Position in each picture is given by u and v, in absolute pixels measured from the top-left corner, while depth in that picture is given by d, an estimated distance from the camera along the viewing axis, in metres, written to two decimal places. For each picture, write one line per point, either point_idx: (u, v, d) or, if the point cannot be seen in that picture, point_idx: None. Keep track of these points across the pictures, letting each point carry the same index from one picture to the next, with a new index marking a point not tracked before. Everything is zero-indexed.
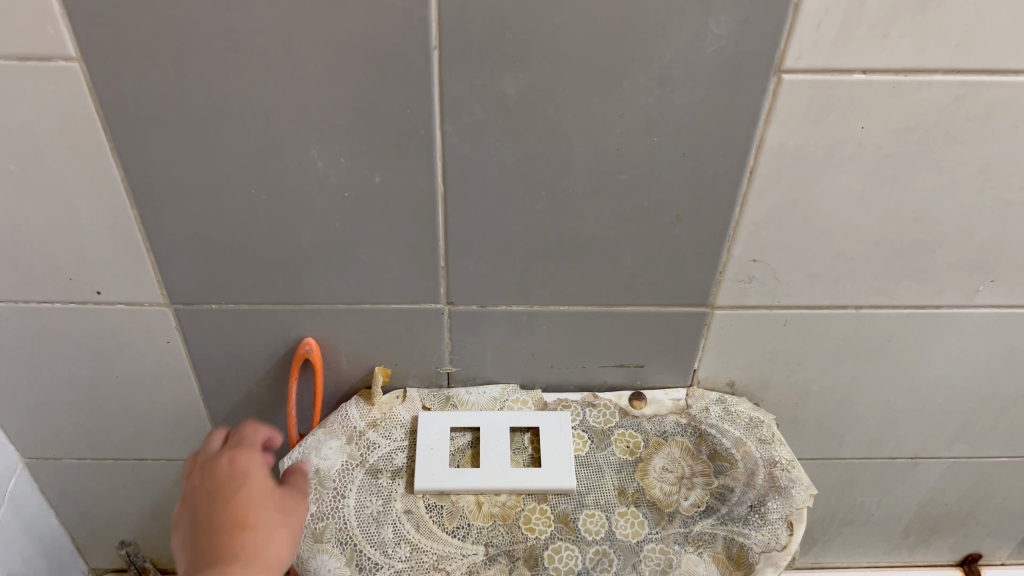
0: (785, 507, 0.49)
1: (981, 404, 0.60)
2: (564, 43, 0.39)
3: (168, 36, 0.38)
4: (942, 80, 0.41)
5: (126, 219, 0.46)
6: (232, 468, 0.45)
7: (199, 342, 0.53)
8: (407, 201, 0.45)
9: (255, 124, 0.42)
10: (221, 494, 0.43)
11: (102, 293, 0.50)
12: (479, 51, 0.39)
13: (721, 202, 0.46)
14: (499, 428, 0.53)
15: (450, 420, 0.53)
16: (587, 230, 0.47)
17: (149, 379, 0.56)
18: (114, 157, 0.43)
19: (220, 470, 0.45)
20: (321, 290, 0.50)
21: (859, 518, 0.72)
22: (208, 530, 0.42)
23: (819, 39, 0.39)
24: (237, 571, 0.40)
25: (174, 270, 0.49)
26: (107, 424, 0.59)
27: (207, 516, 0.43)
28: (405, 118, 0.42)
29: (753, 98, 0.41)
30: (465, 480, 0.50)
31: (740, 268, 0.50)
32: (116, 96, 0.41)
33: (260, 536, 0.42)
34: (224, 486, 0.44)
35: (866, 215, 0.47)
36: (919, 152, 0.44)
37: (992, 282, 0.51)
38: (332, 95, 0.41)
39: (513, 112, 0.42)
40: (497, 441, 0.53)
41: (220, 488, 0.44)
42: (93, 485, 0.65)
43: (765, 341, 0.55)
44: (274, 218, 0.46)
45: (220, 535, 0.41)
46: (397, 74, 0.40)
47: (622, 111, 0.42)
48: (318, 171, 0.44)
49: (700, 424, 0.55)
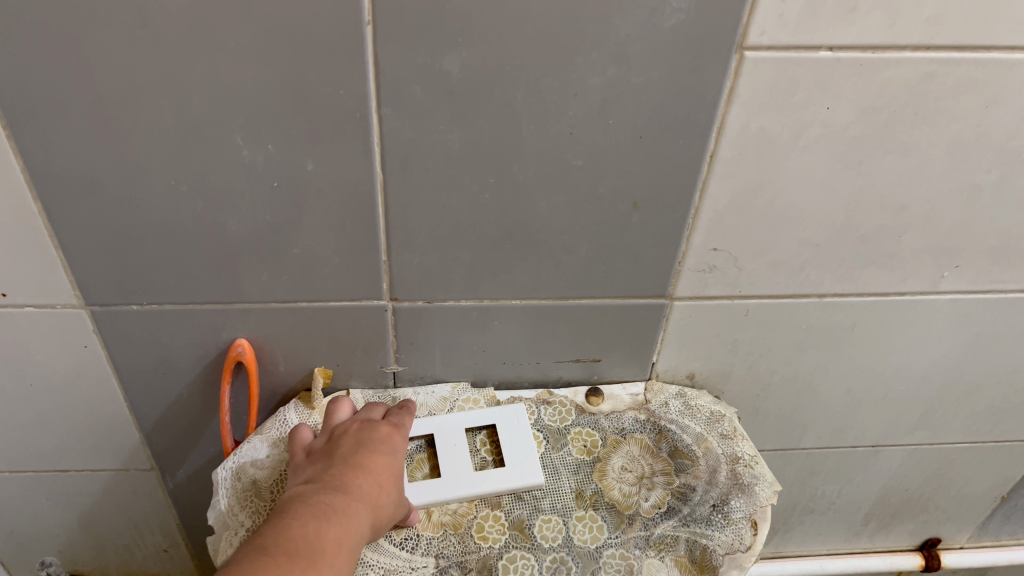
0: (748, 505, 0.47)
1: (944, 391, 0.59)
2: (510, 17, 0.36)
3: (64, 10, 0.34)
4: (912, 57, 0.39)
5: (30, 214, 0.42)
6: (390, 429, 0.45)
7: (120, 346, 0.49)
8: (343, 190, 0.42)
9: (171, 107, 0.38)
10: (365, 443, 0.43)
11: (7, 295, 0.46)
12: (417, 26, 0.36)
13: (681, 187, 0.43)
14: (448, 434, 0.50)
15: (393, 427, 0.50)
16: (540, 219, 0.44)
17: (67, 386, 0.52)
18: (10, 145, 0.39)
19: (373, 425, 0.45)
20: (252, 288, 0.46)
21: (820, 507, 0.71)
22: (347, 461, 0.42)
23: (784, 13, 0.36)
24: (366, 510, 0.40)
25: (88, 268, 0.44)
26: (23, 435, 0.55)
27: (347, 453, 0.43)
28: (338, 101, 0.38)
29: (714, 77, 0.39)
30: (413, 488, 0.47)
31: (700, 258, 0.47)
32: (8, 78, 0.36)
33: (389, 495, 0.42)
34: (371, 437, 0.44)
35: (832, 200, 0.45)
36: (888, 133, 0.42)
37: (957, 267, 0.50)
38: (255, 75, 0.37)
39: (456, 93, 0.38)
40: (447, 449, 0.49)
41: (369, 437, 0.44)
42: (12, 499, 0.60)
43: (726, 332, 0.53)
44: (197, 211, 0.42)
45: (357, 469, 0.41)
46: (326, 51, 0.36)
47: (575, 91, 0.39)
48: (244, 159, 0.40)
49: (659, 420, 0.52)
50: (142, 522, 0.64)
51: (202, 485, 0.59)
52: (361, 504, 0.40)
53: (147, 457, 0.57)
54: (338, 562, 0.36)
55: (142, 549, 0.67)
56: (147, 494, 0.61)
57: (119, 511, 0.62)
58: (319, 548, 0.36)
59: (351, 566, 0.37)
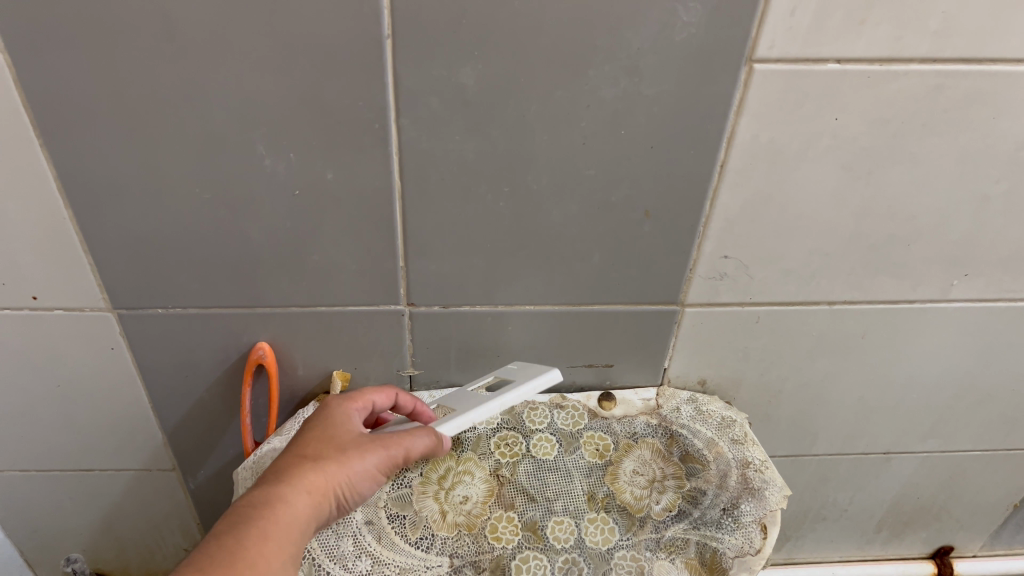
0: (758, 510, 0.48)
1: (955, 399, 0.59)
2: (525, 31, 0.37)
3: (97, 24, 0.36)
4: (919, 69, 0.39)
5: (61, 221, 0.43)
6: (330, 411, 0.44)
7: (145, 349, 0.50)
8: (362, 199, 0.43)
9: (197, 118, 0.39)
10: (301, 435, 0.42)
11: (38, 299, 0.47)
12: (435, 40, 0.37)
13: (692, 196, 0.44)
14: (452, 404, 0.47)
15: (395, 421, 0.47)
16: (554, 227, 0.45)
17: (93, 387, 0.53)
18: (43, 154, 0.40)
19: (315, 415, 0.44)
20: (273, 292, 0.47)
21: (831, 514, 0.71)
22: (280, 458, 0.41)
23: (792, 27, 0.37)
24: (292, 485, 0.38)
25: (115, 273, 0.46)
26: (51, 435, 0.56)
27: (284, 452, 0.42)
28: (358, 111, 0.39)
29: (725, 89, 0.40)
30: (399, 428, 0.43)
31: (711, 265, 0.48)
32: (43, 89, 0.38)
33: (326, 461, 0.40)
34: (308, 427, 0.43)
35: (841, 209, 0.46)
36: (896, 143, 0.43)
37: (967, 276, 0.50)
38: (279, 88, 0.38)
39: (472, 104, 0.39)
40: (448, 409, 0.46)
41: (308, 427, 0.43)
42: (38, 498, 0.61)
43: (738, 339, 0.53)
44: (220, 218, 0.43)
45: (286, 459, 0.40)
46: (347, 63, 0.38)
47: (588, 103, 0.40)
48: (266, 168, 0.41)
49: (671, 424, 0.53)
50: (163, 522, 0.65)
51: (223, 486, 0.61)
52: (289, 484, 0.38)
53: (169, 457, 0.58)
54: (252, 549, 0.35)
55: (162, 548, 0.68)
56: (169, 494, 0.62)
57: (141, 510, 0.64)
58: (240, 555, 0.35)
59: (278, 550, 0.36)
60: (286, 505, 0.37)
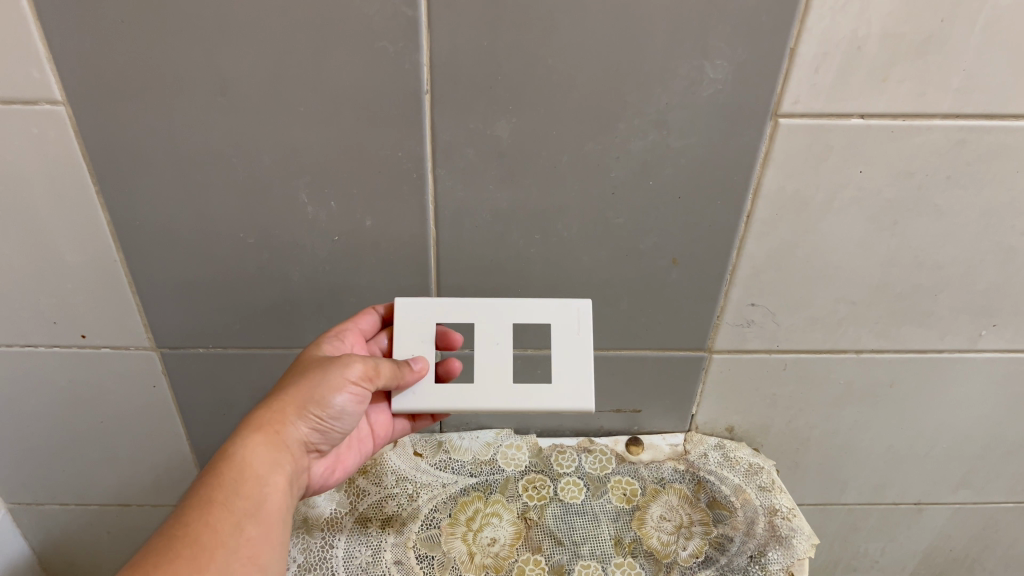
0: (786, 557, 0.48)
1: (986, 450, 0.59)
2: (557, 87, 0.39)
3: (152, 79, 0.38)
4: (942, 124, 0.40)
5: (112, 262, 0.45)
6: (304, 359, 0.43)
7: (186, 386, 0.52)
8: (399, 245, 0.44)
9: (245, 166, 0.41)
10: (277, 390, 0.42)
11: (86, 337, 0.49)
12: (472, 95, 0.39)
13: (719, 246, 0.45)
14: (496, 311, 0.43)
15: (428, 311, 0.43)
16: (583, 274, 0.46)
17: (134, 423, 0.55)
18: (98, 198, 0.43)
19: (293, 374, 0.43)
20: (310, 334, 0.49)
21: (862, 565, 0.70)
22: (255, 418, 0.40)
23: (816, 83, 0.39)
24: (243, 433, 0.38)
25: (160, 312, 0.48)
26: (91, 469, 0.58)
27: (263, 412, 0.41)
28: (397, 161, 0.41)
29: (749, 142, 0.41)
30: (431, 398, 0.43)
31: (738, 312, 0.49)
32: (100, 138, 0.40)
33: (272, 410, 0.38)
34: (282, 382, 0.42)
35: (866, 260, 0.46)
36: (921, 195, 0.43)
37: (995, 326, 0.50)
38: (323, 139, 0.40)
39: (505, 156, 0.41)
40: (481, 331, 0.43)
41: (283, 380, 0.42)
42: (77, 531, 0.63)
43: (765, 386, 0.54)
44: (262, 261, 0.45)
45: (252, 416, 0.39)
46: (388, 116, 0.39)
47: (618, 154, 0.41)
48: (308, 214, 0.43)
49: (698, 470, 0.54)
50: None
51: None
52: (232, 446, 0.37)
53: None
54: (200, 504, 0.35)
55: None
56: None
57: None
58: (192, 512, 0.34)
59: (227, 497, 0.35)
60: (236, 454, 0.37)
